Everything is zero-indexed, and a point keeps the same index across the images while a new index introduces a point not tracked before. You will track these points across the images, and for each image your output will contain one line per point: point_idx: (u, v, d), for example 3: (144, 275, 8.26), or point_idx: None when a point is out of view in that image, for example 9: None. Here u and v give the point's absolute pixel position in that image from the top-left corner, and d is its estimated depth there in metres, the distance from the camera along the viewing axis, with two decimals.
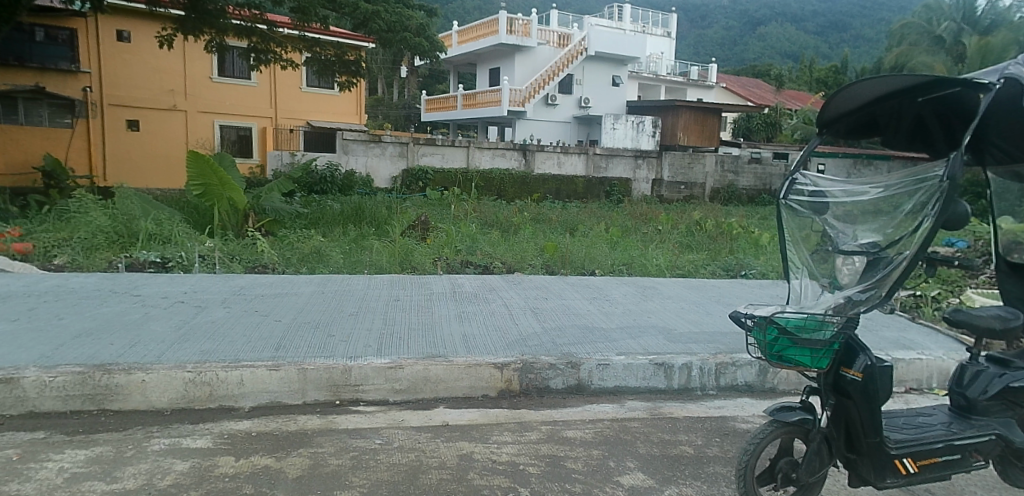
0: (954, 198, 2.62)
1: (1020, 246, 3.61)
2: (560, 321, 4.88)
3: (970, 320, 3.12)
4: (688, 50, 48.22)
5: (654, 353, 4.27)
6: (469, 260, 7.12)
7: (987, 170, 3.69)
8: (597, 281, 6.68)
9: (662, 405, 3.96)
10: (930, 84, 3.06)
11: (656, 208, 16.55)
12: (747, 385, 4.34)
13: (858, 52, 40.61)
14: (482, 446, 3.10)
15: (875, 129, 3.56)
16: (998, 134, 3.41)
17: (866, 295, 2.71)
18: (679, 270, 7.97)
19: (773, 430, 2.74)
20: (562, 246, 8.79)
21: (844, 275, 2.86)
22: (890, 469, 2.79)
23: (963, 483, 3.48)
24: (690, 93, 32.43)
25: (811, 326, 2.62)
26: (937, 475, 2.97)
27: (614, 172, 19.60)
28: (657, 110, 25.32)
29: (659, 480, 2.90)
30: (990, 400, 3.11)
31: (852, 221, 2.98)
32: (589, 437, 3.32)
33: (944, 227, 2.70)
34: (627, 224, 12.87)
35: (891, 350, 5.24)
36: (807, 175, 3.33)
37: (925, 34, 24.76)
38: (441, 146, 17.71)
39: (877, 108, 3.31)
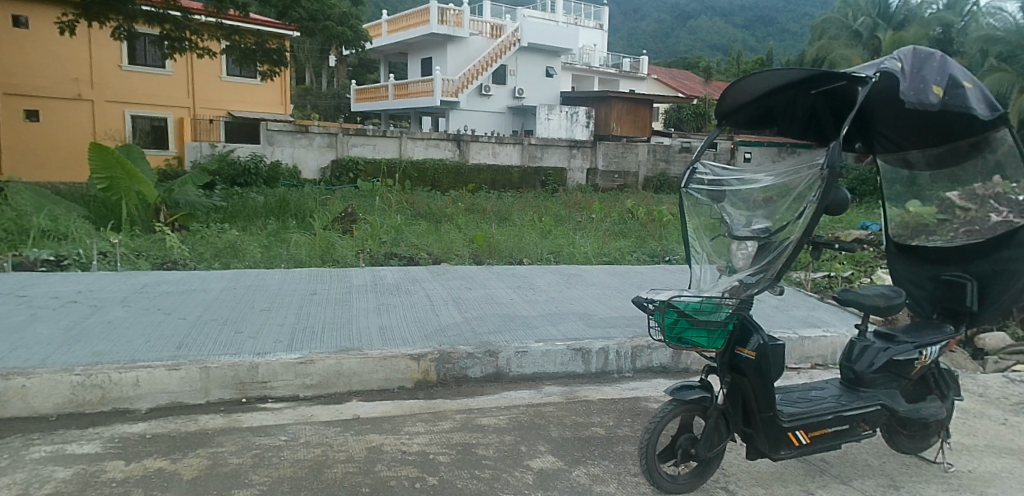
0: (834, 184, 2.79)
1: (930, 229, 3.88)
2: (483, 310, 4.91)
3: (857, 299, 3.34)
4: (621, 44, 49.22)
5: (571, 339, 4.36)
6: (394, 252, 7.04)
7: (878, 158, 4.14)
8: (524, 270, 6.74)
9: (578, 389, 4.06)
10: (816, 79, 3.24)
11: (590, 197, 16.80)
12: (662, 366, 4.50)
13: (784, 46, 42.22)
14: (393, 438, 3.09)
15: (774, 120, 3.74)
16: (884, 124, 3.77)
17: (756, 277, 2.90)
18: (607, 257, 8.13)
19: (673, 408, 2.85)
20: (491, 235, 8.82)
21: (738, 259, 3.02)
22: (783, 441, 2.96)
23: (855, 451, 3.74)
24: (623, 85, 33.04)
25: (706, 308, 2.79)
26: (828, 446, 3.15)
27: (549, 162, 19.80)
28: (591, 101, 25.65)
29: (568, 462, 2.99)
30: (875, 373, 3.38)
31: (746, 209, 3.15)
32: (503, 424, 3.36)
33: (827, 212, 2.87)
34: (561, 213, 13.03)
35: (800, 328, 5.52)
36: (706, 164, 3.47)
37: (844, 29, 25.90)
38: (372, 136, 17.34)
39: (768, 100, 3.51)
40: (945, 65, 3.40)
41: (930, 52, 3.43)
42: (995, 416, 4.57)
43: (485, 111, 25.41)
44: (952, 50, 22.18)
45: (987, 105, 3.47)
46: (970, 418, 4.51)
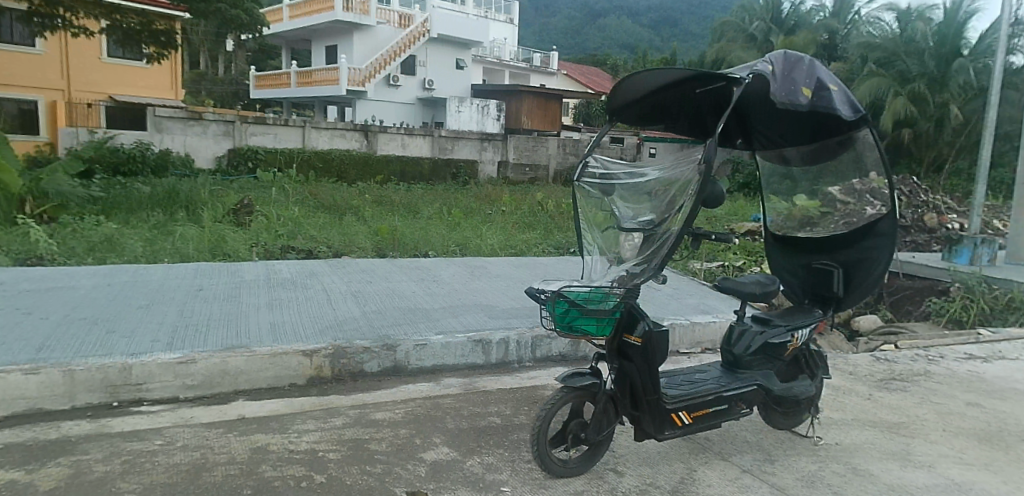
0: (710, 178, 2.97)
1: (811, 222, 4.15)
2: (382, 304, 4.84)
3: (736, 287, 3.57)
4: (532, 39, 49.82)
5: (472, 330, 4.38)
6: (291, 245, 6.80)
7: (757, 156, 4.44)
8: (428, 262, 6.69)
9: (478, 380, 4.08)
10: (698, 79, 3.42)
11: (501, 189, 16.89)
12: (561, 355, 4.61)
13: (687, 46, 44.03)
14: (279, 437, 2.99)
15: (662, 117, 3.91)
16: (760, 121, 4.04)
17: (641, 267, 3.04)
18: (513, 249, 8.20)
19: (565, 395, 2.92)
20: (397, 227, 8.68)
21: (625, 249, 3.14)
22: (668, 422, 3.11)
23: (737, 428, 3.99)
24: (533, 79, 33.42)
25: (595, 298, 2.90)
26: (709, 425, 3.33)
27: (460, 154, 19.70)
28: (501, 94, 25.77)
29: (463, 452, 3.01)
30: (752, 355, 3.63)
31: (633, 202, 3.27)
32: (398, 417, 3.33)
33: (705, 205, 3.05)
34: (471, 205, 13.04)
35: (692, 314, 5.80)
36: (598, 158, 3.57)
37: (740, 32, 27.33)
38: (274, 125, 16.71)
39: (655, 97, 3.66)
40: (813, 69, 3.66)
41: (800, 56, 3.68)
42: (862, 392, 4.99)
43: (393, 101, 24.99)
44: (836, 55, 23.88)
45: (852, 106, 3.76)
46: (841, 394, 4.90)
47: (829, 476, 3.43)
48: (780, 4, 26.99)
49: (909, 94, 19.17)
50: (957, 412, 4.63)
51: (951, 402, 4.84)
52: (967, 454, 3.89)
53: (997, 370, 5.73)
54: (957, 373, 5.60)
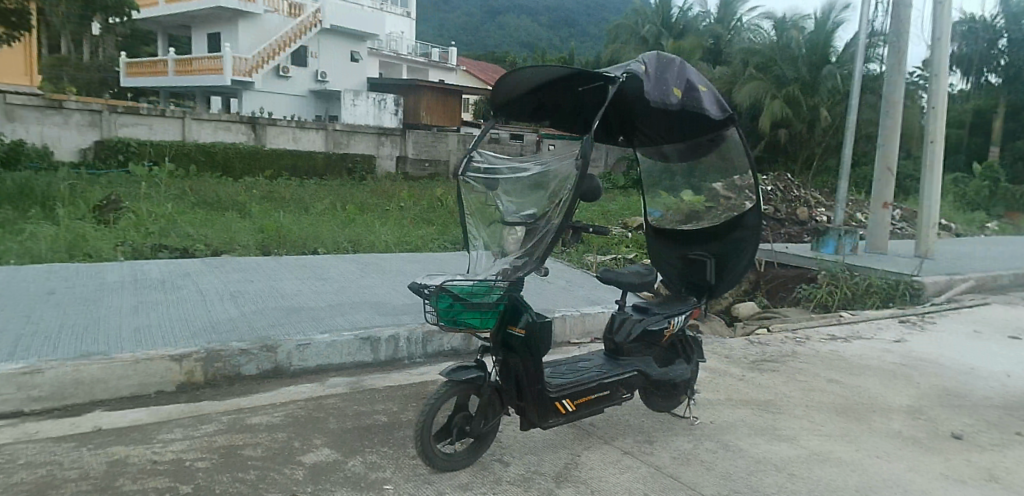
0: (586, 172, 3.06)
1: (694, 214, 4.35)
2: (263, 304, 4.63)
3: (617, 277, 3.71)
4: (430, 35, 49.41)
5: (360, 328, 4.29)
6: (164, 244, 6.37)
7: (638, 152, 4.63)
8: (317, 260, 6.46)
9: (365, 379, 4.00)
10: (577, 76, 3.51)
11: (400, 185, 16.63)
12: (453, 349, 4.60)
13: (584, 47, 45.20)
14: (141, 448, 2.80)
15: (547, 113, 3.98)
16: (640, 119, 4.22)
17: (522, 259, 3.09)
18: (409, 245, 8.08)
19: (450, 389, 2.91)
20: (284, 224, 8.32)
21: (509, 243, 3.18)
22: (551, 410, 3.18)
23: (620, 413, 4.16)
24: (432, 74, 33.11)
25: (478, 291, 2.92)
26: (592, 411, 3.44)
27: (356, 148, 19.18)
28: (399, 88, 25.33)
29: (345, 452, 2.94)
30: (632, 342, 3.79)
31: (517, 196, 3.32)
32: (276, 421, 3.20)
33: (582, 199, 3.15)
34: (368, 201, 12.75)
35: (583, 306, 5.98)
36: (482, 153, 3.57)
37: (633, 34, 28.40)
38: (147, 115, 15.65)
39: (538, 94, 3.72)
40: (683, 70, 3.87)
41: (672, 58, 3.88)
42: (737, 373, 5.33)
43: (283, 93, 23.97)
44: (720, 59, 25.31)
45: (719, 106, 4.02)
46: (718, 376, 5.21)
47: (703, 453, 3.65)
48: (669, 8, 28.36)
49: (784, 98, 20.67)
50: (819, 389, 5.05)
51: (814, 380, 5.28)
52: (825, 426, 4.25)
53: (856, 348, 6.31)
54: (821, 353, 6.11)
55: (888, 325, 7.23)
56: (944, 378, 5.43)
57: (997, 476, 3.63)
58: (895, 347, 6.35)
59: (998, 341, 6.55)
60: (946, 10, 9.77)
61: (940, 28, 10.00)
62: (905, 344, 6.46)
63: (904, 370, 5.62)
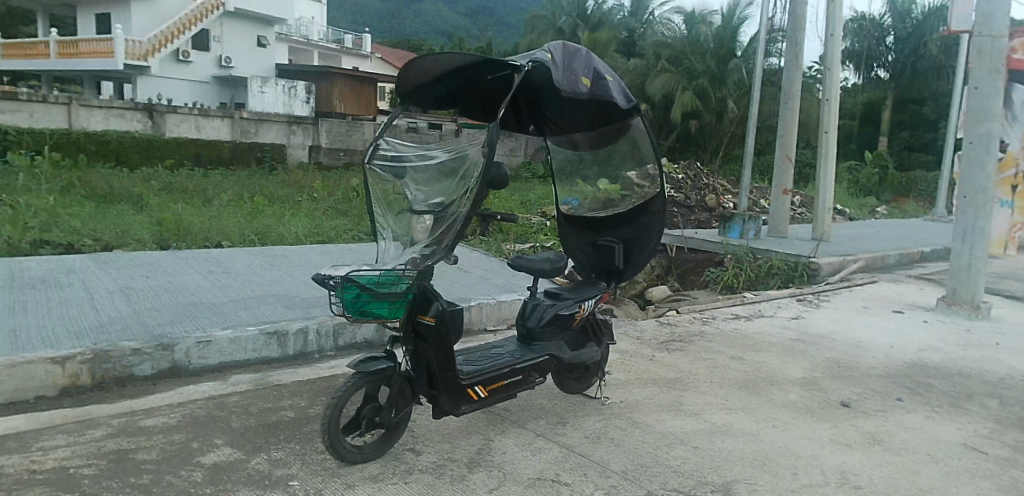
0: (492, 160, 3.07)
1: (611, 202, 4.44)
2: (160, 301, 4.39)
3: (529, 264, 3.74)
4: (343, 22, 48.07)
5: (266, 323, 4.13)
6: (45, 240, 5.91)
7: (549, 141, 4.68)
8: (220, 254, 6.18)
9: (271, 374, 3.86)
10: (483, 63, 3.50)
11: (313, 175, 16.10)
12: (366, 341, 4.51)
13: (501, 36, 45.21)
14: (19, 457, 2.61)
15: (456, 101, 3.95)
16: (549, 109, 4.26)
17: (430, 249, 3.07)
18: (320, 237, 7.82)
19: (357, 380, 2.86)
20: (185, 216, 7.90)
21: (418, 231, 3.15)
22: (463, 397, 3.19)
23: (534, 396, 4.22)
24: (345, 61, 32.20)
25: (385, 281, 2.87)
26: (504, 396, 3.47)
27: (265, 138, 18.40)
28: (310, 75, 24.44)
29: (248, 450, 2.85)
30: (544, 327, 3.85)
31: (425, 184, 3.28)
32: (173, 422, 3.05)
33: (490, 187, 3.15)
34: (278, 191, 12.29)
35: (499, 294, 6.00)
36: (390, 140, 3.50)
37: (550, 26, 28.71)
38: (27, 101, 14.44)
39: (445, 81, 3.68)
40: (590, 60, 3.93)
41: (578, 48, 3.93)
42: (646, 354, 5.53)
43: (183, 79, 22.67)
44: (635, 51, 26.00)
45: (626, 96, 4.12)
46: (629, 357, 5.38)
47: (613, 431, 3.76)
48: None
49: (695, 89, 21.46)
50: (722, 365, 5.31)
51: (718, 357, 5.55)
52: (728, 400, 4.47)
53: (757, 327, 6.67)
54: (725, 331, 6.43)
55: (786, 303, 7.69)
56: (836, 351, 5.84)
57: (879, 439, 3.95)
58: (792, 324, 6.77)
59: (882, 315, 7.11)
60: (838, 8, 10.42)
61: (833, 25, 10.65)
62: (801, 321, 6.90)
63: (800, 345, 6.01)
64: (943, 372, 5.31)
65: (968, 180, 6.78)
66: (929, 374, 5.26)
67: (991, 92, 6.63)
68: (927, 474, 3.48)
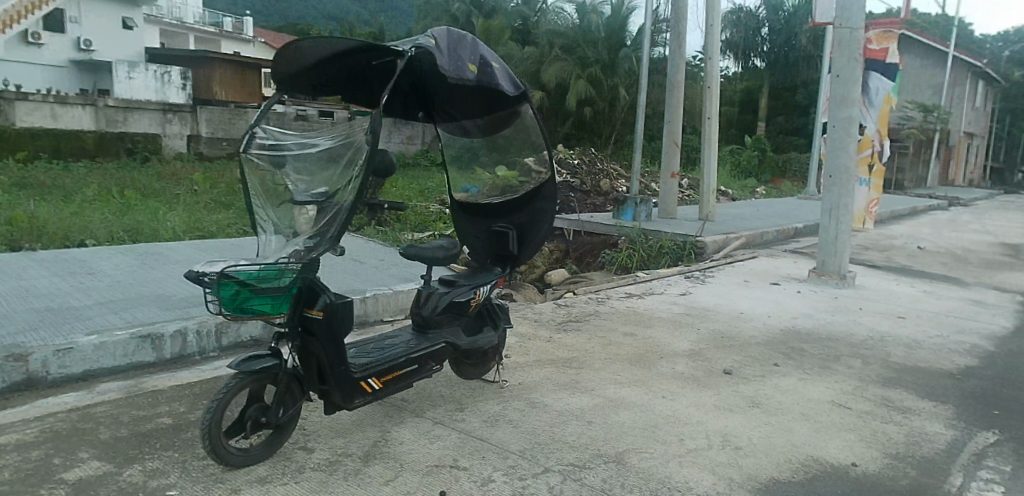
0: (377, 148, 3.00)
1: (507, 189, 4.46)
2: (12, 307, 4.00)
3: (421, 252, 3.70)
4: (224, 5, 45.43)
5: (139, 325, 3.86)
6: None
7: (439, 127, 4.65)
8: (84, 253, 5.71)
9: (145, 380, 3.63)
10: (365, 49, 3.41)
11: (192, 166, 15.18)
12: (253, 339, 4.31)
13: (395, 22, 44.35)
14: None
15: (339, 86, 3.83)
16: (437, 94, 4.23)
17: (315, 240, 2.95)
18: (200, 231, 7.39)
19: (241, 380, 2.74)
20: (42, 214, 7.23)
21: (301, 223, 3.04)
22: (357, 391, 3.12)
23: (431, 385, 4.21)
24: (226, 46, 30.47)
25: (268, 276, 2.75)
26: (400, 386, 3.43)
27: (137, 127, 17.08)
28: (186, 60, 22.78)
29: (119, 462, 2.69)
30: (439, 315, 3.83)
31: (308, 173, 3.17)
32: (31, 438, 2.83)
33: (376, 174, 3.08)
34: (153, 184, 11.50)
35: (395, 284, 5.91)
36: (267, 128, 3.34)
37: (443, 12, 28.51)
38: None
39: (326, 66, 3.55)
40: (476, 46, 3.92)
41: (463, 33, 3.90)
42: (545, 335, 5.64)
43: (36, 64, 20.67)
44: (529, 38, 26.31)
45: (513, 83, 4.15)
46: (527, 340, 5.47)
47: (511, 413, 3.82)
48: None
49: (587, 77, 22.01)
50: (617, 342, 5.52)
51: (613, 334, 5.77)
52: (621, 376, 4.66)
53: (649, 303, 6.99)
54: (619, 310, 6.69)
55: (676, 280, 8.09)
56: (721, 323, 6.23)
57: (758, 401, 4.25)
58: (681, 300, 7.14)
59: (761, 288, 7.63)
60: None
61: (712, 16, 11.22)
62: (688, 296, 7.31)
63: (688, 319, 6.36)
64: (814, 337, 5.79)
65: (833, 161, 7.38)
66: (802, 340, 5.72)
67: (851, 80, 7.24)
68: (799, 430, 3.80)
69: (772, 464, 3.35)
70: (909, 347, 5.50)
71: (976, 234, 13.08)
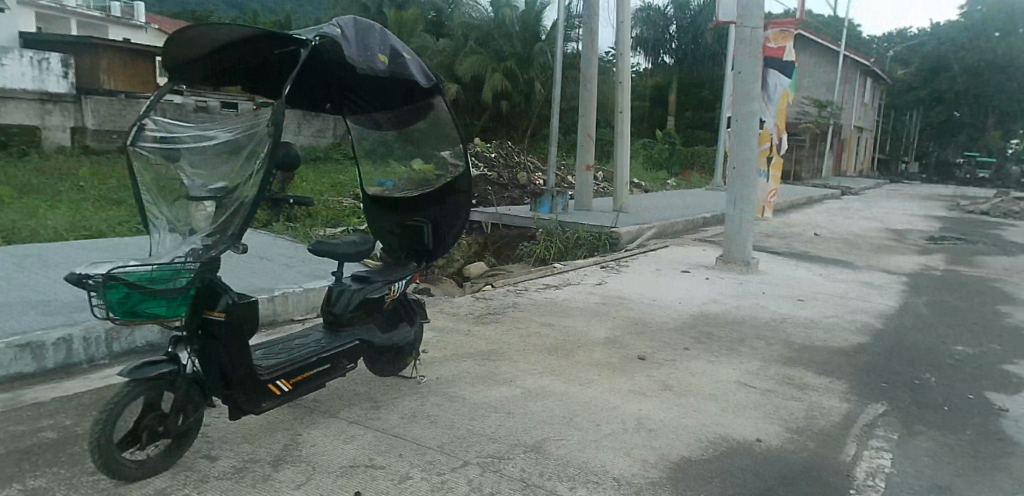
0: (279, 141, 2.88)
1: (424, 183, 4.40)
2: None
3: (331, 250, 3.58)
4: None
5: (16, 334, 3.56)
6: None
7: (348, 119, 4.52)
8: None
9: (26, 392, 3.35)
10: (265, 37, 3.26)
11: (78, 161, 14.07)
12: (148, 344, 4.07)
13: (303, 12, 42.86)
14: None
15: (237, 75, 3.64)
16: (344, 85, 4.11)
17: (214, 238, 2.82)
18: (88, 230, 6.87)
19: (134, 389, 2.58)
20: None
21: (198, 220, 2.87)
22: (264, 394, 3.00)
23: (346, 383, 4.12)
24: (115, 32, 28.48)
25: (162, 277, 2.59)
26: (312, 387, 3.32)
27: (12, 118, 15.66)
28: (68, 47, 21.03)
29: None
30: (352, 312, 3.74)
31: (204, 167, 2.99)
32: None
33: (279, 168, 2.95)
34: (32, 180, 10.60)
35: (305, 282, 5.72)
36: (159, 120, 3.13)
37: (353, 2, 27.81)
38: None
39: (222, 55, 3.36)
40: (385, 36, 3.82)
41: (371, 23, 3.79)
42: (463, 329, 5.63)
43: None
44: (443, 31, 26.08)
45: (426, 75, 4.07)
46: (446, 334, 5.44)
47: (428, 408, 3.78)
48: None
49: (503, 71, 22.06)
50: (535, 333, 5.58)
51: (531, 325, 5.83)
52: (539, 366, 4.71)
53: (565, 294, 7.10)
54: (537, 301, 6.76)
55: (591, 270, 8.28)
56: (634, 311, 6.42)
57: (669, 385, 4.42)
58: (596, 289, 7.31)
59: (672, 276, 7.93)
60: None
61: (622, 13, 11.47)
62: (603, 285, 7.49)
63: (603, 308, 6.52)
64: (722, 321, 6.06)
65: (738, 153, 7.74)
66: (710, 324, 5.98)
67: (752, 77, 7.60)
68: (708, 410, 3.97)
69: (683, 444, 3.49)
70: (807, 328, 5.86)
71: (866, 221, 14.08)
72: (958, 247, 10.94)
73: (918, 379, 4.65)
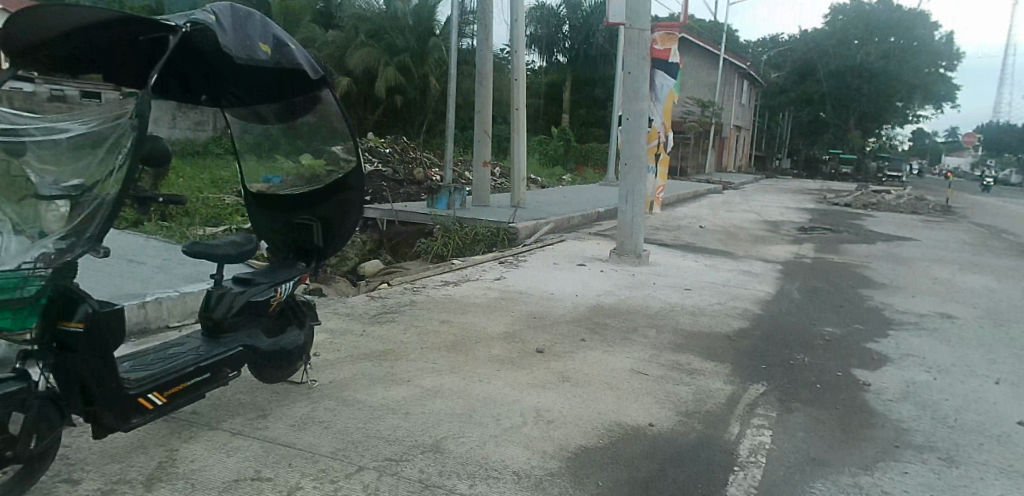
0: (145, 134, 2.66)
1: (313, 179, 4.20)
2: None
3: (210, 250, 3.34)
4: None
5: None
6: None
7: (226, 113, 4.25)
8: None
9: None
10: (127, 21, 3.02)
11: None
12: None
13: None
14: None
15: (95, 63, 3.33)
16: (220, 76, 3.88)
17: (69, 241, 2.52)
18: None
19: None
20: None
21: (50, 221, 2.55)
22: (133, 409, 2.76)
23: (228, 391, 3.89)
24: None
25: (5, 285, 2.35)
26: (189, 399, 3.09)
27: None
28: None
29: None
30: (234, 316, 3.52)
31: (55, 161, 2.67)
32: None
33: (145, 163, 2.73)
34: None
35: (181, 285, 5.33)
36: None
37: None
38: None
39: (77, 40, 3.06)
40: (266, 25, 3.60)
41: (249, 11, 3.55)
42: (358, 330, 5.45)
43: None
44: (332, 22, 25.24)
45: (313, 66, 3.88)
46: (340, 336, 5.24)
47: (320, 413, 3.62)
48: None
49: (397, 65, 21.68)
50: (432, 331, 5.50)
51: (428, 323, 5.75)
52: (438, 364, 4.64)
53: (463, 290, 7.05)
54: (435, 298, 6.67)
55: (489, 266, 8.29)
56: (532, 305, 6.48)
57: (567, 376, 4.49)
58: (494, 284, 7.32)
59: (569, 269, 8.09)
60: None
61: (516, 11, 11.55)
62: (501, 280, 7.53)
63: (501, 303, 6.53)
64: (616, 312, 6.25)
65: (628, 150, 8.01)
66: (606, 315, 6.15)
67: (640, 78, 7.87)
68: (603, 399, 4.07)
69: (581, 433, 3.55)
70: (694, 315, 6.16)
71: (746, 214, 15.00)
72: (825, 236, 11.90)
73: (794, 359, 5.01)
